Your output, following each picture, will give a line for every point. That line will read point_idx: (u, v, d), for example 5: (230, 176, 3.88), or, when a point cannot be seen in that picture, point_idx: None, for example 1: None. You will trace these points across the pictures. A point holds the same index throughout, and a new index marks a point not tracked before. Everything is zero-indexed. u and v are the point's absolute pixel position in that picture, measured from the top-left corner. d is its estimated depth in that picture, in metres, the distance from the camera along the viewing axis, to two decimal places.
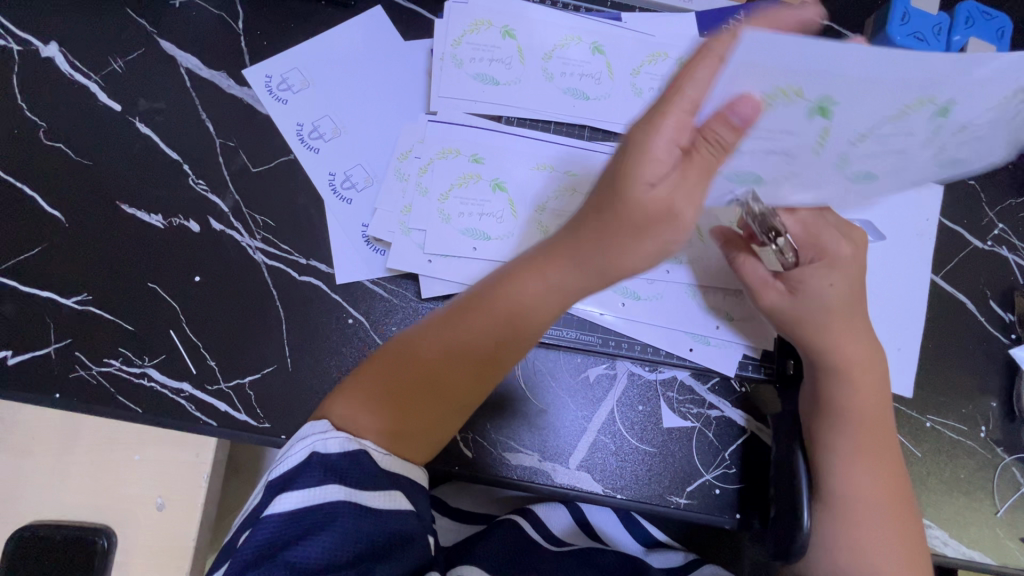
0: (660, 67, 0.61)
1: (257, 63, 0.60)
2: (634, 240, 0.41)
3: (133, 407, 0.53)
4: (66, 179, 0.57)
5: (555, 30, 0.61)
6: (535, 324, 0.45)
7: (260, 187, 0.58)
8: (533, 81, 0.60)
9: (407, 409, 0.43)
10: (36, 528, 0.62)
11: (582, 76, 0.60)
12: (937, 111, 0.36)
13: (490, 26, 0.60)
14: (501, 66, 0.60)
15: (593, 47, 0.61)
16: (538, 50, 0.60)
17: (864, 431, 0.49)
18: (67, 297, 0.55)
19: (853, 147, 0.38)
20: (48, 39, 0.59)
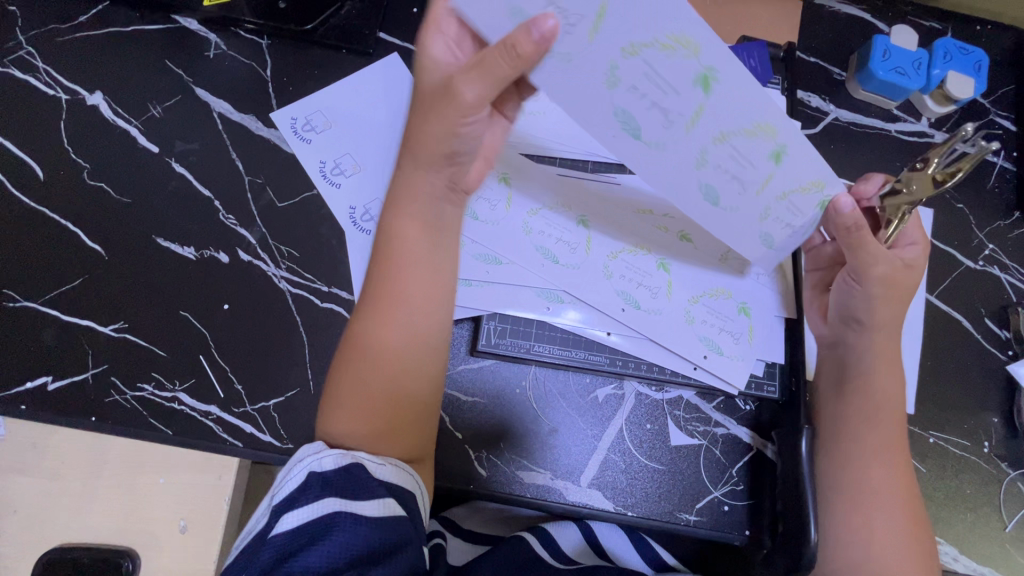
0: (751, 145, 0.43)
1: (284, 107, 0.65)
2: (432, 120, 0.45)
3: (165, 429, 0.56)
4: (106, 214, 0.62)
5: (666, 14, 0.36)
6: (417, 241, 0.49)
7: (286, 220, 0.62)
8: (587, 70, 0.41)
9: (364, 404, 0.46)
10: (64, 551, 0.63)
11: (658, 113, 0.42)
12: (773, 150, 0.43)
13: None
14: (559, 20, 0.38)
15: (700, 77, 0.39)
16: (625, 32, 0.38)
17: (887, 422, 0.52)
18: (104, 325, 0.59)
19: (709, 147, 0.43)
20: (93, 88, 0.65)
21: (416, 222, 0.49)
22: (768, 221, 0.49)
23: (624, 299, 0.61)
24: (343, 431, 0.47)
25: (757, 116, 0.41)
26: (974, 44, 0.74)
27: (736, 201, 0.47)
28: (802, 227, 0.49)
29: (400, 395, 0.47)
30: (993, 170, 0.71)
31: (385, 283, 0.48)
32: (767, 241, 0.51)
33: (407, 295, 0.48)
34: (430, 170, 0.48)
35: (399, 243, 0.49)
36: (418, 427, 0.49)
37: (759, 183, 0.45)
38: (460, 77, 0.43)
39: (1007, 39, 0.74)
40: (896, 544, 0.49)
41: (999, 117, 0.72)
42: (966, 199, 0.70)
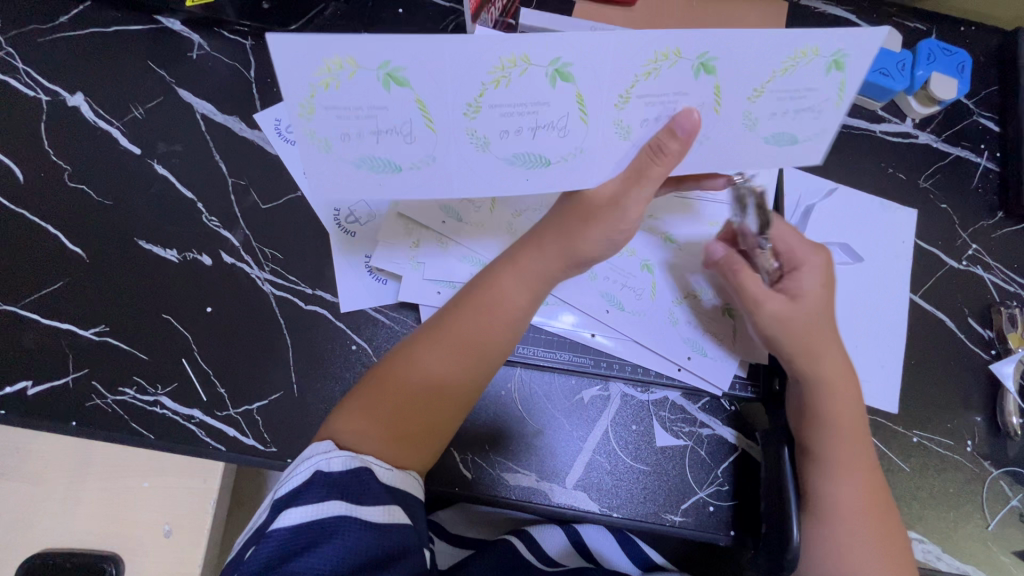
0: (664, 79, 0.41)
1: (268, 108, 0.65)
2: (586, 226, 0.50)
3: (146, 433, 0.56)
4: (87, 217, 0.61)
5: (481, 56, 0.38)
6: (513, 312, 0.52)
7: (269, 223, 0.62)
8: (450, 147, 0.44)
9: (378, 400, 0.48)
10: (46, 557, 0.63)
11: (556, 133, 0.44)
12: (701, 66, 0.41)
13: (356, 68, 0.38)
14: (397, 140, 0.43)
15: (554, 72, 0.40)
16: (456, 102, 0.41)
17: (843, 442, 0.51)
18: (85, 329, 0.58)
19: (620, 112, 0.43)
20: (74, 90, 0.64)
21: (532, 302, 0.53)
22: (783, 128, 0.45)
23: (608, 300, 0.62)
24: (350, 435, 0.46)
25: (786, 49, 0.40)
26: (957, 44, 0.74)
27: (734, 132, 0.45)
28: (820, 108, 0.44)
29: (423, 413, 0.48)
30: (977, 171, 0.72)
31: (455, 321, 0.51)
32: (778, 139, 0.46)
33: (464, 333, 0.50)
34: (552, 249, 0.51)
35: (499, 304, 0.51)
36: (427, 440, 0.49)
37: (762, 96, 0.43)
38: (623, 194, 0.48)
39: (990, 41, 0.75)
40: (864, 560, 0.49)
41: (982, 118, 0.73)
42: (950, 199, 0.71)
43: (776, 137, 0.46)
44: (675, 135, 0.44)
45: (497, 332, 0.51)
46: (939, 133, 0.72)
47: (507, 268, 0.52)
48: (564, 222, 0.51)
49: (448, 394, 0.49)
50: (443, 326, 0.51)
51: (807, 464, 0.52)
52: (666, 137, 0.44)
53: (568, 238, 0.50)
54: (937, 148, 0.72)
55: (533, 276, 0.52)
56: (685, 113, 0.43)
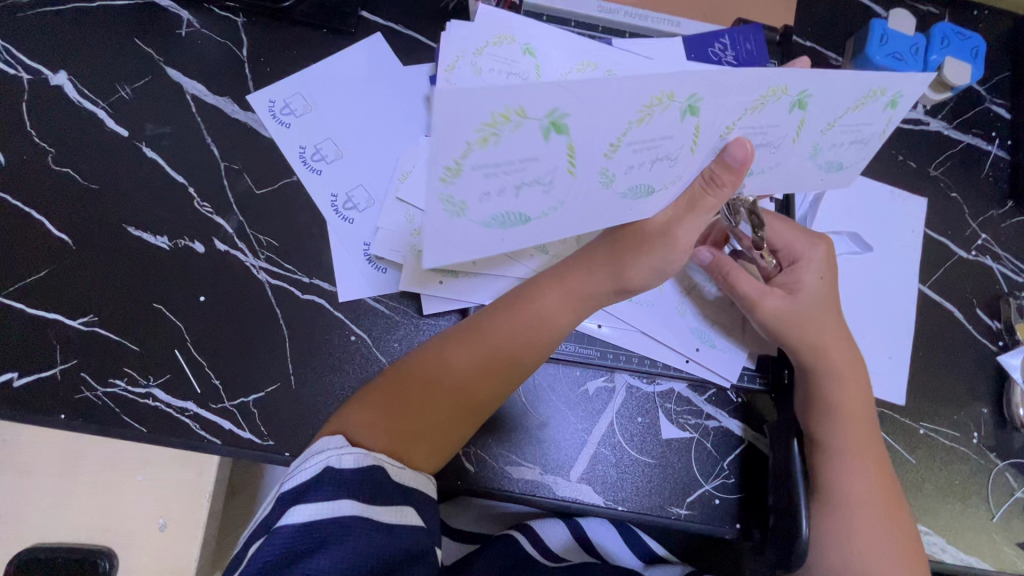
0: (763, 114, 0.38)
1: (261, 89, 0.62)
2: (635, 254, 0.48)
3: (138, 426, 0.54)
4: (73, 202, 0.59)
5: (633, 97, 0.32)
6: (555, 329, 0.50)
7: (264, 209, 0.59)
8: (581, 192, 0.38)
9: (399, 398, 0.46)
10: (35, 552, 0.61)
11: (664, 164, 0.39)
12: (793, 103, 0.38)
13: (523, 120, 0.31)
14: (535, 190, 0.36)
15: (687, 107, 0.35)
16: (600, 144, 0.35)
17: (853, 428, 0.51)
18: (73, 318, 0.56)
19: (719, 141, 0.40)
20: (57, 68, 0.61)
21: (575, 322, 0.51)
22: (835, 154, 0.45)
23: None
24: (359, 430, 0.44)
25: (861, 90, 0.38)
26: (971, 28, 0.73)
27: (796, 157, 0.44)
28: (871, 136, 0.43)
29: (441, 413, 0.47)
30: (987, 159, 0.70)
31: (487, 324, 0.49)
32: (832, 166, 0.46)
33: (494, 335, 0.48)
34: (599, 272, 0.50)
35: (542, 320, 0.49)
36: (444, 439, 0.47)
37: (827, 131, 0.41)
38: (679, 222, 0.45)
39: (1004, 25, 0.73)
40: (881, 550, 0.48)
41: (994, 106, 0.71)
42: (961, 188, 0.70)
43: (830, 167, 0.46)
44: (731, 168, 0.41)
45: (531, 342, 0.49)
46: (951, 120, 0.71)
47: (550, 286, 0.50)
48: (615, 248, 0.49)
49: (471, 398, 0.48)
50: (469, 328, 0.49)
51: (817, 453, 0.52)
52: (720, 169, 0.41)
53: (615, 263, 0.49)
54: (948, 136, 0.70)
55: (576, 296, 0.50)
56: (738, 143, 0.39)
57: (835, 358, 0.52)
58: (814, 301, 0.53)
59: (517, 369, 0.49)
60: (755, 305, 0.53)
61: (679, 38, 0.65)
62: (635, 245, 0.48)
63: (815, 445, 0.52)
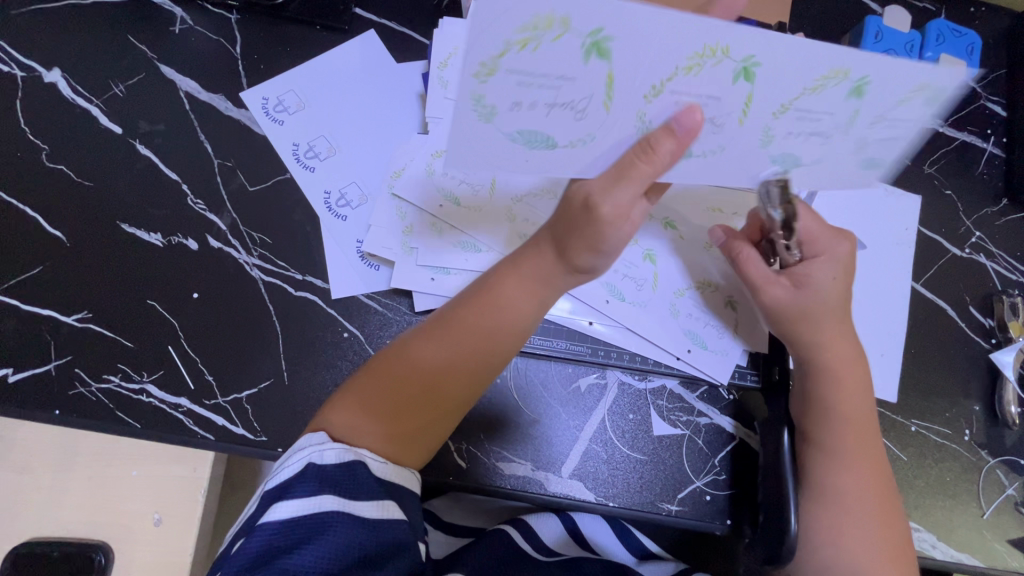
0: (706, 81, 0.36)
1: (255, 86, 0.62)
2: (569, 236, 0.46)
3: (132, 422, 0.54)
4: (67, 199, 0.59)
5: (676, 47, 0.34)
6: (508, 315, 0.49)
7: (257, 206, 0.60)
8: (613, 130, 0.40)
9: (377, 384, 0.47)
10: (32, 546, 0.62)
11: (715, 126, 0.40)
12: (853, 87, 0.38)
13: (565, 31, 0.33)
14: (567, 115, 0.38)
15: (591, 45, 0.34)
16: (640, 82, 0.36)
17: (849, 427, 0.51)
18: (67, 315, 0.56)
19: (773, 120, 0.40)
20: (51, 65, 0.61)
21: (535, 312, 0.50)
22: (868, 150, 0.42)
23: (609, 291, 0.60)
24: (341, 427, 0.45)
25: (817, 69, 0.36)
26: (967, 25, 0.72)
27: (836, 153, 0.43)
28: (905, 133, 0.41)
29: (414, 408, 0.46)
30: (983, 157, 0.70)
31: (455, 316, 0.49)
32: (870, 168, 0.44)
33: (459, 326, 0.48)
34: (545, 254, 0.48)
35: (491, 305, 0.48)
36: (422, 433, 0.47)
37: (862, 122, 0.40)
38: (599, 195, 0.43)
39: (1001, 22, 0.73)
40: (869, 547, 0.49)
41: (989, 103, 0.71)
42: (955, 186, 0.70)
43: (870, 169, 0.44)
44: (672, 134, 0.39)
45: (495, 331, 0.48)
46: (945, 117, 0.71)
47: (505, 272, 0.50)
48: (558, 228, 0.47)
49: (444, 392, 0.48)
50: (438, 322, 0.49)
51: (812, 452, 0.52)
52: (663, 134, 0.39)
53: (557, 247, 0.47)
54: (942, 134, 0.70)
55: (532, 283, 0.49)
56: (687, 112, 0.38)
57: (833, 358, 0.52)
58: (826, 297, 0.51)
59: (483, 356, 0.48)
60: (757, 293, 0.54)
61: None
62: (574, 223, 0.45)
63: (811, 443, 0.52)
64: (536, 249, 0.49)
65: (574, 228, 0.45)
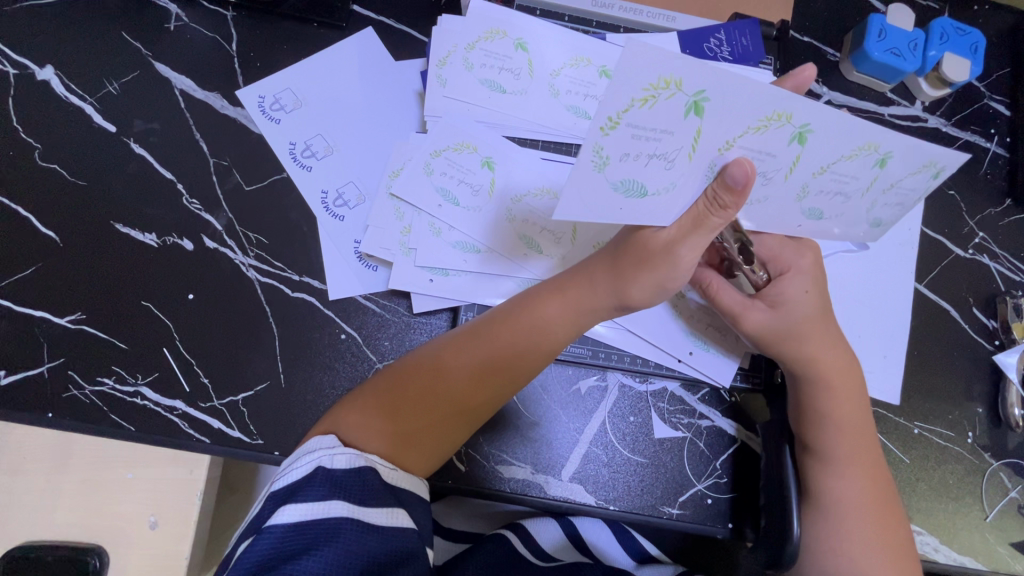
0: (769, 142, 0.35)
1: (251, 84, 0.61)
2: (637, 270, 0.46)
3: (126, 425, 0.54)
4: (60, 199, 0.58)
5: (762, 105, 0.32)
6: (554, 341, 0.49)
7: (253, 206, 0.59)
8: (688, 181, 0.38)
9: (404, 390, 0.47)
10: (25, 550, 0.61)
11: (762, 177, 0.39)
12: (877, 159, 0.37)
13: (677, 91, 0.31)
14: (658, 166, 0.36)
15: (691, 105, 0.32)
16: (718, 139, 0.34)
17: (845, 435, 0.50)
18: (61, 316, 0.55)
19: (811, 179, 0.39)
20: (44, 62, 0.60)
21: (575, 334, 0.50)
22: (876, 212, 0.42)
23: None
24: (352, 430, 0.45)
25: (855, 141, 0.35)
26: (970, 23, 0.72)
27: (852, 212, 0.42)
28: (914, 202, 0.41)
29: (434, 425, 0.46)
30: (986, 156, 0.70)
31: (491, 332, 0.48)
32: (878, 226, 0.44)
33: (492, 341, 0.48)
34: (601, 286, 0.48)
35: (545, 333, 0.48)
36: (437, 447, 0.47)
37: (880, 189, 0.40)
38: (675, 240, 0.43)
39: (1005, 21, 0.72)
40: (872, 554, 0.48)
41: (993, 102, 0.70)
42: (959, 186, 0.69)
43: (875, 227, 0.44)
44: (731, 190, 0.37)
45: (538, 352, 0.49)
46: (949, 117, 0.70)
47: (555, 300, 0.49)
48: (622, 263, 0.47)
49: (463, 412, 0.47)
50: (466, 333, 0.49)
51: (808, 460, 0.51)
52: (722, 191, 0.38)
53: (617, 276, 0.47)
54: (946, 133, 0.70)
55: (581, 311, 0.49)
56: (738, 164, 0.36)
57: (829, 365, 0.51)
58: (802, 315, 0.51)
59: (512, 372, 0.48)
60: (738, 321, 0.53)
61: (674, 32, 0.63)
62: (642, 259, 0.46)
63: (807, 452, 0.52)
64: (590, 277, 0.49)
65: (639, 268, 0.46)
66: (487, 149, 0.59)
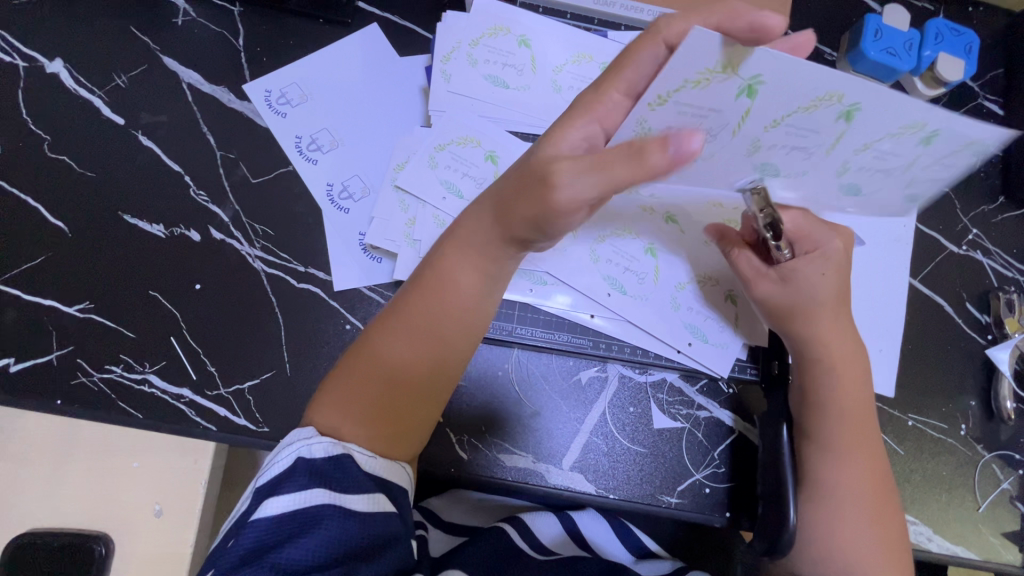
0: (814, 120, 0.36)
1: (258, 79, 0.62)
2: (538, 227, 0.41)
3: (134, 413, 0.54)
4: (69, 190, 0.59)
5: (815, 85, 0.34)
6: (460, 291, 0.47)
7: (260, 198, 0.60)
8: (728, 153, 0.40)
9: (351, 377, 0.45)
10: (32, 537, 0.62)
11: (801, 153, 0.40)
12: (923, 138, 0.37)
13: (732, 75, 0.33)
14: (699, 137, 0.38)
15: (745, 87, 0.34)
16: (768, 115, 0.36)
17: (848, 422, 0.51)
18: (69, 305, 0.56)
19: (852, 156, 0.39)
20: (53, 55, 0.61)
21: (483, 288, 0.47)
22: (915, 189, 0.41)
23: (610, 284, 0.61)
24: (327, 424, 0.45)
25: (900, 118, 0.35)
26: (965, 24, 0.73)
27: (891, 189, 0.42)
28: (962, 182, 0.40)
29: (407, 404, 0.46)
30: None
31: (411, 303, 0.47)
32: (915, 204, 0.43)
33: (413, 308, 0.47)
34: (494, 229, 0.45)
35: (450, 285, 0.46)
36: (416, 422, 0.47)
37: (923, 170, 0.39)
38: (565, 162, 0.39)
39: (998, 22, 0.74)
40: (866, 540, 0.49)
41: (987, 102, 0.72)
42: (953, 183, 0.70)
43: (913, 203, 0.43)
44: (663, 145, 0.35)
45: (449, 307, 0.46)
46: None
47: (455, 248, 0.47)
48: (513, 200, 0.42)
49: (415, 390, 0.46)
50: (391, 309, 0.48)
51: (809, 447, 0.52)
52: (653, 143, 0.35)
53: (505, 225, 0.44)
54: None
55: (482, 259, 0.46)
56: (687, 137, 0.35)
57: (833, 352, 0.52)
58: (812, 296, 0.51)
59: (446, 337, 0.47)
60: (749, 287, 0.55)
61: None
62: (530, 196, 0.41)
63: (808, 439, 0.52)
64: (484, 220, 0.46)
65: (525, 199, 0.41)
66: (490, 143, 0.60)
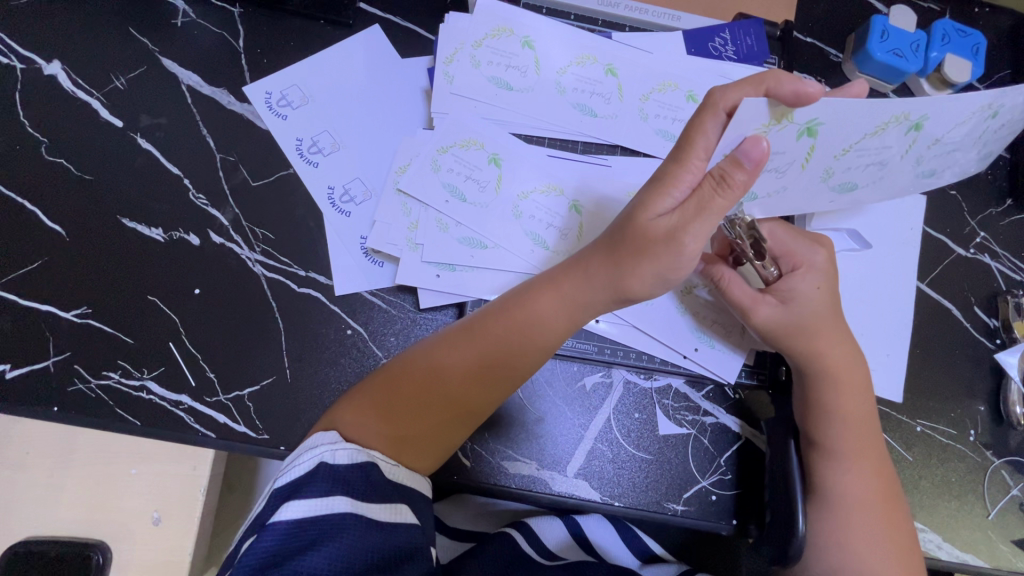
0: (884, 138, 0.42)
1: (257, 81, 0.61)
2: (637, 259, 0.45)
3: (132, 420, 0.54)
4: (67, 193, 0.58)
5: (876, 117, 0.39)
6: (546, 335, 0.48)
7: (260, 202, 0.59)
8: (803, 181, 0.47)
9: (392, 384, 0.46)
10: (29, 545, 0.61)
11: (877, 167, 0.46)
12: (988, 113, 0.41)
13: (790, 124, 0.39)
14: (770, 176, 0.45)
15: (805, 129, 0.40)
16: (837, 147, 0.42)
17: (852, 428, 0.51)
18: (67, 310, 0.55)
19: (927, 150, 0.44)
20: (51, 57, 0.60)
21: (569, 330, 0.49)
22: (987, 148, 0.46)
23: None
24: (351, 426, 0.44)
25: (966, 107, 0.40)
26: (971, 25, 0.72)
27: (960, 160, 0.47)
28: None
29: (446, 419, 0.47)
30: None
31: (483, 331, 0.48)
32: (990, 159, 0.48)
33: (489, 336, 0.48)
34: (596, 281, 0.47)
35: (536, 327, 0.48)
36: (457, 434, 0.48)
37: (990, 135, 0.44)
38: (680, 224, 0.43)
39: (1004, 23, 0.73)
40: (876, 547, 0.49)
41: None
42: (959, 186, 0.69)
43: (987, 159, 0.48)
44: (741, 165, 0.40)
45: (527, 344, 0.48)
46: None
47: (546, 291, 0.48)
48: (620, 254, 0.46)
49: (463, 409, 0.47)
50: (455, 329, 0.49)
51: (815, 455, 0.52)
52: (730, 166, 0.40)
53: (611, 275, 0.46)
54: None
55: (574, 304, 0.48)
56: (752, 141, 0.39)
57: (835, 360, 0.51)
58: (810, 311, 0.51)
59: (507, 369, 0.48)
60: (746, 314, 0.53)
61: (679, 32, 0.63)
62: (638, 252, 0.45)
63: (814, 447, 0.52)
64: (581, 269, 0.48)
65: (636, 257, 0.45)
66: (494, 146, 0.59)
